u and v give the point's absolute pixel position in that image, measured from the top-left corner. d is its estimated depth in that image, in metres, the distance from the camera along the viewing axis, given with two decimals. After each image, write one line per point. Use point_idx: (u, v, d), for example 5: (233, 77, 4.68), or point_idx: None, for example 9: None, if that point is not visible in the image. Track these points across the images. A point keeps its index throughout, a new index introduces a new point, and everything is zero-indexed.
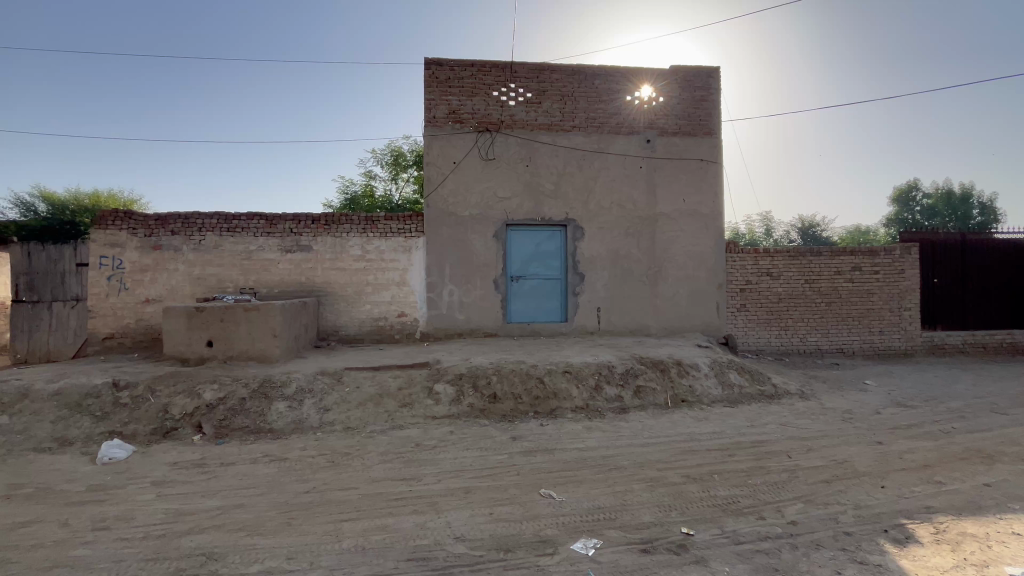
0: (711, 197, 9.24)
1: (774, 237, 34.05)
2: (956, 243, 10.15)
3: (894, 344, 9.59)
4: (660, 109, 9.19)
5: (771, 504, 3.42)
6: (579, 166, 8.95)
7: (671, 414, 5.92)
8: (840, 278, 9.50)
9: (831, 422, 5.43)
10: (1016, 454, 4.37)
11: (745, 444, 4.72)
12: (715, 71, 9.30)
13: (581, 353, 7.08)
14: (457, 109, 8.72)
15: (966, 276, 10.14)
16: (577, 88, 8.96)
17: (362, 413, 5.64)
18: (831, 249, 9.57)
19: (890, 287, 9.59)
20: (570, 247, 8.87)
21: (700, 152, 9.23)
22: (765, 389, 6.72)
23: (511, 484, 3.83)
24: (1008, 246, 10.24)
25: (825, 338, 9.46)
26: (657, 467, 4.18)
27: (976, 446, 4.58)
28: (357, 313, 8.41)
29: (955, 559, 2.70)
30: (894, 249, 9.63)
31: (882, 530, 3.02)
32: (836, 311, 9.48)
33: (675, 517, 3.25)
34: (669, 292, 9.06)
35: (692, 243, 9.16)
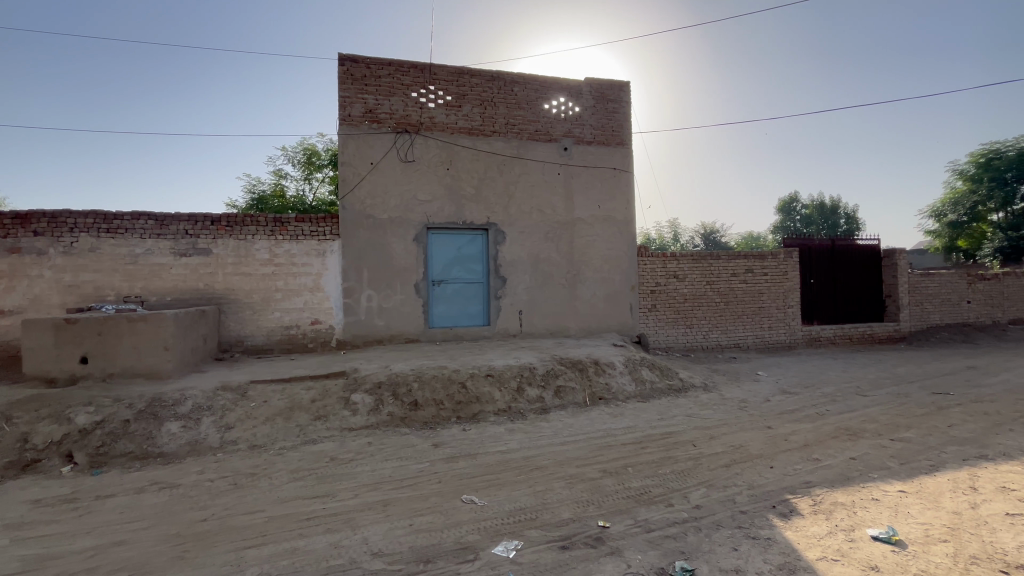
0: (623, 203, 9.77)
1: (681, 242, 36.79)
2: (828, 248, 11.60)
3: (780, 338, 10.74)
4: (576, 119, 9.56)
5: (678, 492, 3.66)
6: (500, 172, 9.04)
7: (589, 412, 6.15)
8: (736, 280, 10.47)
9: (729, 411, 5.95)
10: (875, 430, 5.07)
11: (656, 436, 5.02)
12: (625, 85, 9.87)
13: (503, 356, 7.14)
14: (374, 108, 8.45)
15: (836, 276, 11.62)
16: (496, 94, 9.06)
17: (270, 429, 5.24)
18: (728, 253, 10.52)
19: (777, 287, 10.74)
20: (492, 251, 8.92)
21: (613, 161, 9.74)
22: (673, 383, 7.21)
23: (432, 493, 3.75)
24: (866, 251, 11.91)
25: (723, 334, 10.36)
26: (577, 464, 4.31)
27: (845, 425, 5.25)
28: (265, 322, 7.82)
29: (829, 526, 3.06)
30: (779, 254, 10.81)
31: (771, 506, 3.36)
32: (732, 310, 10.43)
33: (593, 511, 3.36)
34: (587, 294, 9.42)
35: (607, 248, 9.60)
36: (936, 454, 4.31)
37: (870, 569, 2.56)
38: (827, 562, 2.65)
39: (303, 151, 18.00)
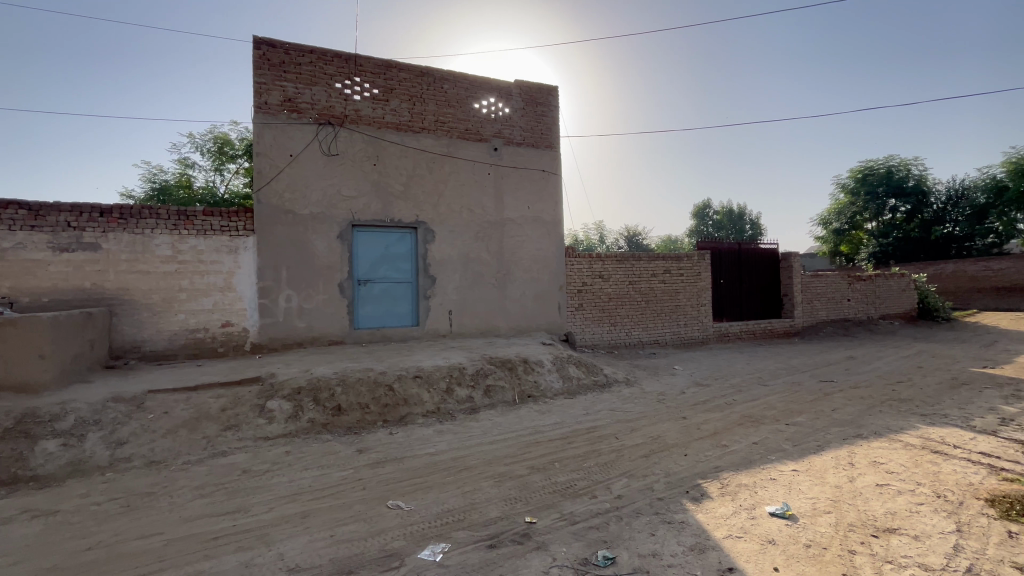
0: (552, 205, 10.00)
1: (606, 244, 38.43)
2: (735, 251, 12.65)
3: (694, 334, 11.53)
4: (506, 120, 9.64)
5: (602, 483, 3.81)
6: (429, 169, 8.89)
7: (518, 409, 6.23)
8: (655, 280, 11.11)
9: (649, 404, 6.30)
10: (774, 416, 5.59)
11: (582, 431, 5.18)
12: (553, 90, 10.12)
13: (432, 356, 7.03)
14: (294, 97, 7.97)
15: (742, 277, 12.70)
16: (425, 90, 8.90)
17: (172, 442, 4.76)
18: (648, 254, 11.13)
19: (691, 287, 11.53)
20: (421, 249, 8.75)
21: (542, 163, 9.94)
22: (598, 379, 7.50)
23: (356, 501, 3.60)
24: (766, 254, 13.13)
25: (644, 331, 10.94)
26: (506, 462, 4.35)
27: (749, 413, 5.74)
28: (167, 325, 7.10)
29: (734, 506, 3.33)
30: (693, 256, 11.61)
31: (685, 491, 3.59)
32: (652, 308, 11.05)
33: (521, 508, 3.40)
34: (517, 294, 9.53)
35: (536, 248, 9.77)
36: (822, 436, 4.83)
37: (768, 543, 2.82)
38: (732, 539, 2.88)
39: (214, 139, 16.57)
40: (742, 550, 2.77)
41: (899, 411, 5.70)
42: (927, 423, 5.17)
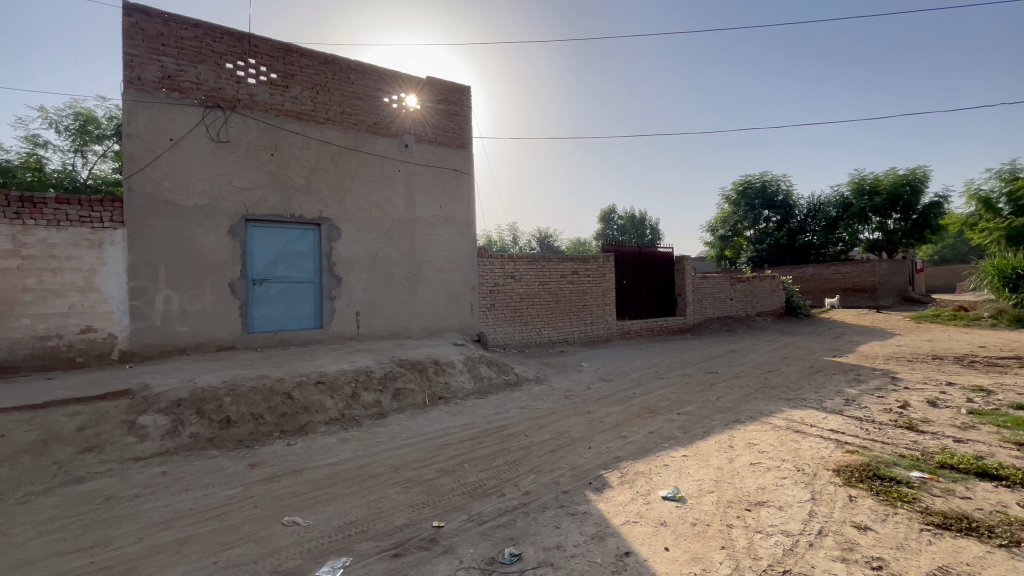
0: (464, 205, 9.96)
1: (519, 245, 39.25)
2: (636, 253, 13.54)
3: (600, 332, 12.16)
4: (417, 117, 9.43)
5: (510, 481, 3.86)
6: (334, 163, 8.41)
7: (428, 412, 6.12)
8: (564, 280, 11.54)
9: (557, 400, 6.52)
10: (668, 407, 6.06)
11: (492, 431, 5.21)
12: (466, 90, 10.09)
13: (336, 360, 6.67)
14: (174, 74, 7.12)
15: (642, 277, 13.63)
16: (330, 79, 8.43)
17: (11, 471, 4.00)
18: (557, 256, 11.53)
19: (598, 287, 12.14)
20: (325, 248, 8.26)
21: (455, 163, 9.86)
22: (509, 377, 7.61)
23: (246, 521, 3.30)
24: (663, 256, 14.22)
25: (554, 330, 11.31)
26: (414, 467, 4.24)
27: (647, 405, 6.16)
28: (6, 333, 5.97)
29: (632, 493, 3.55)
30: (599, 257, 12.24)
31: (588, 483, 3.76)
32: (562, 308, 11.46)
33: (428, 513, 3.34)
34: (428, 294, 9.35)
35: (448, 248, 9.67)
36: (708, 423, 5.32)
37: (660, 525, 3.04)
38: (629, 525, 3.06)
39: (73, 116, 14.27)
40: (638, 534, 2.95)
41: (770, 397, 6.46)
42: (791, 406, 5.92)
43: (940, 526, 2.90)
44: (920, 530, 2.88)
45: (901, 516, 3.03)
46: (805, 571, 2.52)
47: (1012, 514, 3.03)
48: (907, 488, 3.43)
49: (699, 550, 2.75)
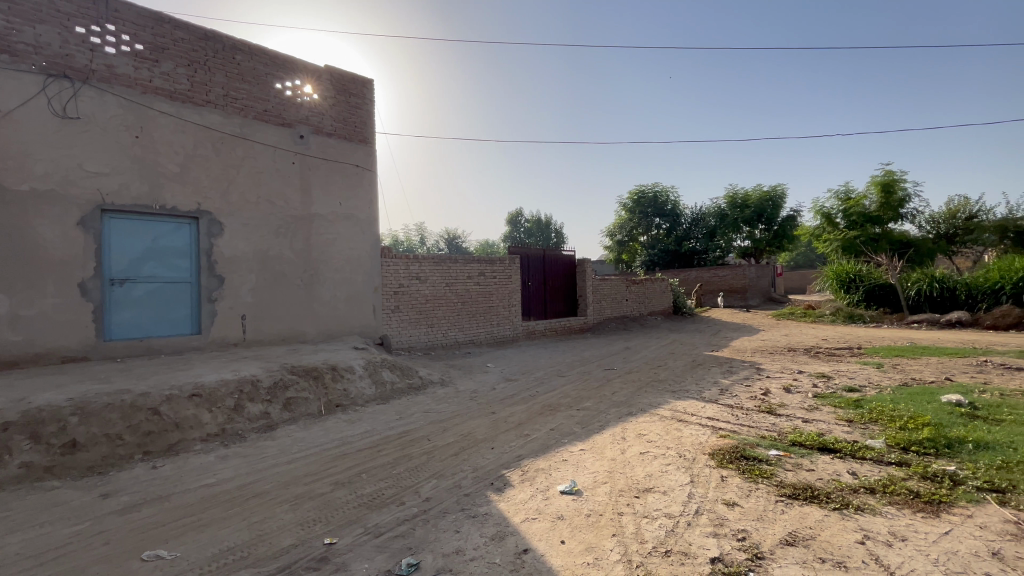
0: (366, 202, 9.53)
1: (426, 246, 38.70)
2: (541, 255, 13.95)
3: (506, 333, 12.34)
4: (314, 107, 8.84)
5: (410, 488, 3.75)
6: (216, 151, 7.58)
7: (323, 421, 5.75)
8: (470, 282, 11.55)
9: (462, 402, 6.48)
10: (568, 403, 6.31)
11: (394, 437, 5.03)
12: (368, 83, 9.69)
13: (216, 369, 6.01)
14: (4, 33, 5.94)
15: (546, 279, 14.08)
16: (211, 57, 7.60)
17: None
18: (464, 257, 11.51)
19: (504, 288, 12.32)
20: (205, 244, 7.42)
21: (356, 158, 9.40)
22: (413, 381, 7.41)
23: (93, 561, 2.83)
24: (566, 259, 14.82)
25: (460, 332, 11.27)
26: (306, 481, 3.94)
27: (548, 402, 6.37)
28: None
29: (531, 490, 3.62)
30: (505, 259, 12.43)
31: (490, 483, 3.78)
32: (468, 309, 11.45)
33: (319, 530, 3.12)
34: (326, 296, 8.79)
35: (349, 247, 9.17)
36: (604, 417, 5.63)
37: (557, 519, 3.14)
38: (528, 522, 3.13)
39: None
40: (536, 530, 3.02)
41: (658, 390, 7.01)
42: (675, 397, 6.48)
43: (790, 496, 3.33)
44: (776, 501, 3.29)
45: (761, 491, 3.44)
46: (684, 549, 2.76)
47: (843, 481, 3.59)
48: (766, 465, 3.91)
49: (592, 540, 2.88)
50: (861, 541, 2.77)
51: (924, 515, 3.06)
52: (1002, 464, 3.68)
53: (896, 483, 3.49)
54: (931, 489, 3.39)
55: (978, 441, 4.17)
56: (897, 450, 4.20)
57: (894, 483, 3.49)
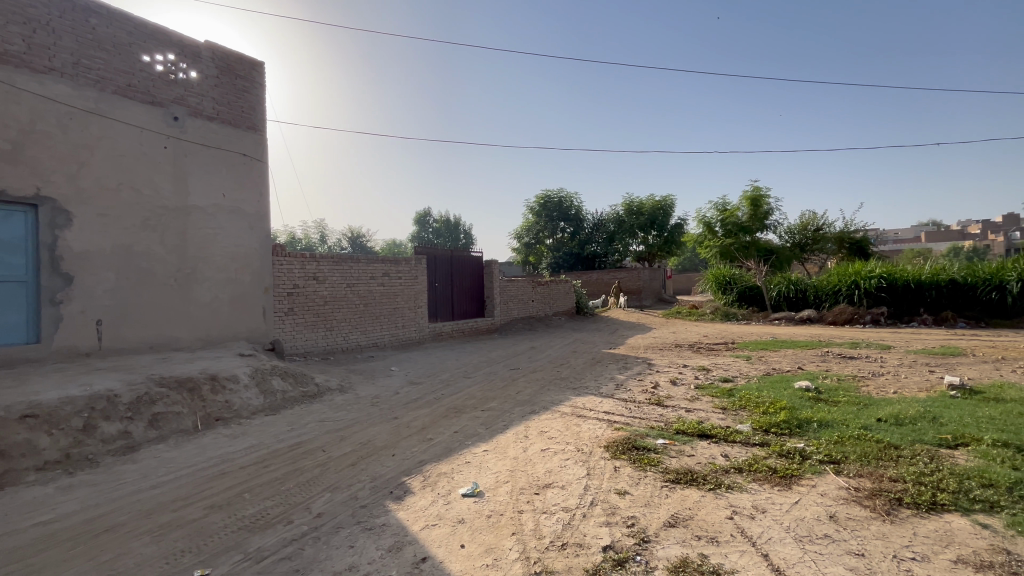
0: (255, 195, 8.71)
1: (327, 244, 36.65)
2: (447, 256, 13.80)
3: (412, 335, 12.03)
4: (191, 86, 7.91)
5: (300, 505, 3.47)
6: (63, 128, 6.45)
7: (200, 438, 5.13)
8: (373, 282, 11.09)
9: (362, 409, 6.17)
10: (473, 405, 6.29)
11: (283, 451, 4.63)
12: (258, 65, 8.90)
13: (59, 385, 5.09)
14: None
15: (453, 280, 13.97)
16: (57, 18, 6.47)
17: None
18: (367, 257, 11.02)
19: (409, 289, 12.00)
20: (47, 237, 6.28)
21: (243, 146, 8.57)
22: (308, 389, 6.90)
23: None
24: (474, 260, 14.81)
25: (362, 334, 10.76)
26: (174, 508, 3.48)
27: (453, 405, 6.29)
28: None
29: (432, 496, 3.54)
30: (411, 259, 12.12)
31: (389, 492, 3.63)
32: (371, 311, 10.97)
33: (188, 562, 2.77)
34: (205, 297, 7.87)
35: (234, 243, 8.31)
36: (508, 416, 5.70)
37: (458, 523, 3.11)
38: (427, 529, 3.05)
39: None
40: (435, 537, 2.95)
41: (560, 387, 7.26)
42: (576, 394, 6.77)
43: (673, 481, 3.63)
44: (660, 486, 3.56)
45: (648, 478, 3.71)
46: (579, 540, 2.87)
47: (717, 463, 3.99)
48: (654, 454, 4.22)
49: (492, 541, 2.89)
50: (730, 516, 3.09)
51: (780, 488, 3.50)
52: (838, 439, 4.34)
53: (759, 462, 3.96)
54: (785, 465, 3.89)
55: (821, 421, 4.87)
56: (761, 432, 4.77)
57: (757, 462, 3.95)
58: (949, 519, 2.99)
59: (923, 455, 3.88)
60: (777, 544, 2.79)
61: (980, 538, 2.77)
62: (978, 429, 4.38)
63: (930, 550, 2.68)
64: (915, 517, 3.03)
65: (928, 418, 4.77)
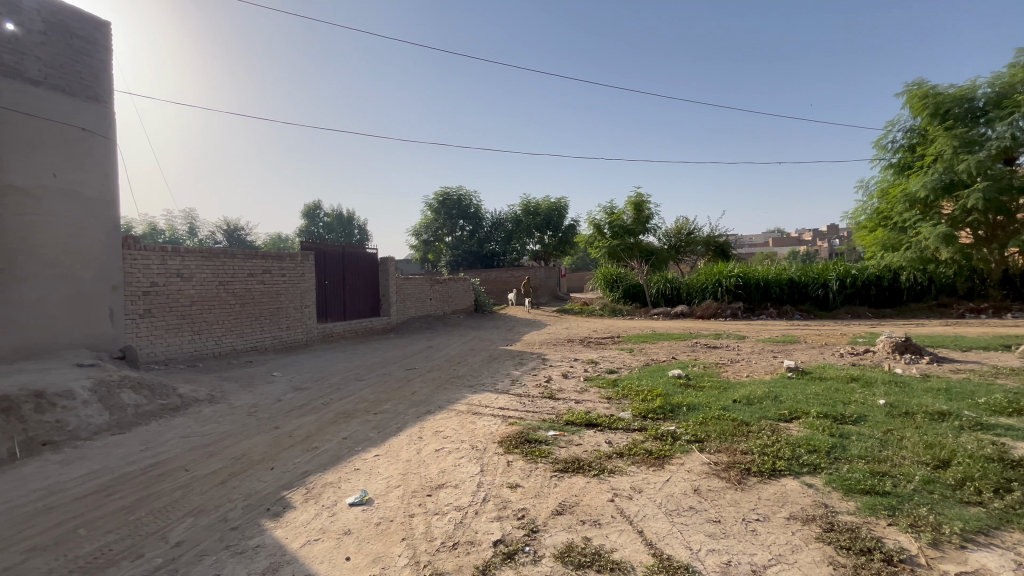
0: (99, 177, 7.44)
1: (197, 236, 32.65)
2: (338, 252, 13.00)
3: (297, 337, 11.12)
4: (9, 41, 6.51)
5: (154, 535, 3.03)
6: None
7: (20, 467, 4.24)
8: (252, 280, 10.09)
9: (236, 420, 5.57)
10: (365, 409, 6.00)
11: (133, 474, 4.00)
12: (102, 25, 7.61)
13: None
14: None
15: (344, 278, 13.18)
16: None
17: None
18: (243, 252, 9.98)
19: (295, 288, 11.10)
20: None
21: (83, 119, 7.28)
22: (169, 401, 6.06)
23: None
24: (367, 258, 14.13)
25: (238, 337, 9.69)
26: None
27: (342, 410, 5.94)
28: None
29: (316, 508, 3.31)
30: (297, 255, 11.22)
31: (265, 510, 3.31)
32: (248, 312, 9.95)
33: None
34: (30, 297, 6.54)
35: (70, 232, 7.01)
36: (401, 418, 5.52)
37: (343, 535, 2.94)
38: (308, 545, 2.84)
39: None
40: (317, 553, 2.76)
41: (456, 385, 7.23)
42: (472, 392, 6.79)
43: (561, 470, 3.80)
44: (549, 476, 3.71)
45: (539, 469, 3.84)
46: (470, 538, 2.87)
47: (602, 450, 4.26)
48: (544, 446, 4.38)
49: (380, 549, 2.78)
50: (611, 499, 3.32)
51: (654, 468, 3.84)
52: (702, 420, 4.88)
53: (637, 446, 4.30)
54: (659, 446, 4.27)
55: (689, 404, 5.45)
56: (640, 418, 5.18)
57: (636, 446, 4.28)
58: (785, 482, 3.52)
59: (766, 429, 4.52)
60: (651, 520, 3.05)
61: (807, 496, 3.30)
62: (807, 404, 5.22)
63: (770, 510, 3.13)
64: (759, 483, 3.53)
65: (770, 397, 5.58)
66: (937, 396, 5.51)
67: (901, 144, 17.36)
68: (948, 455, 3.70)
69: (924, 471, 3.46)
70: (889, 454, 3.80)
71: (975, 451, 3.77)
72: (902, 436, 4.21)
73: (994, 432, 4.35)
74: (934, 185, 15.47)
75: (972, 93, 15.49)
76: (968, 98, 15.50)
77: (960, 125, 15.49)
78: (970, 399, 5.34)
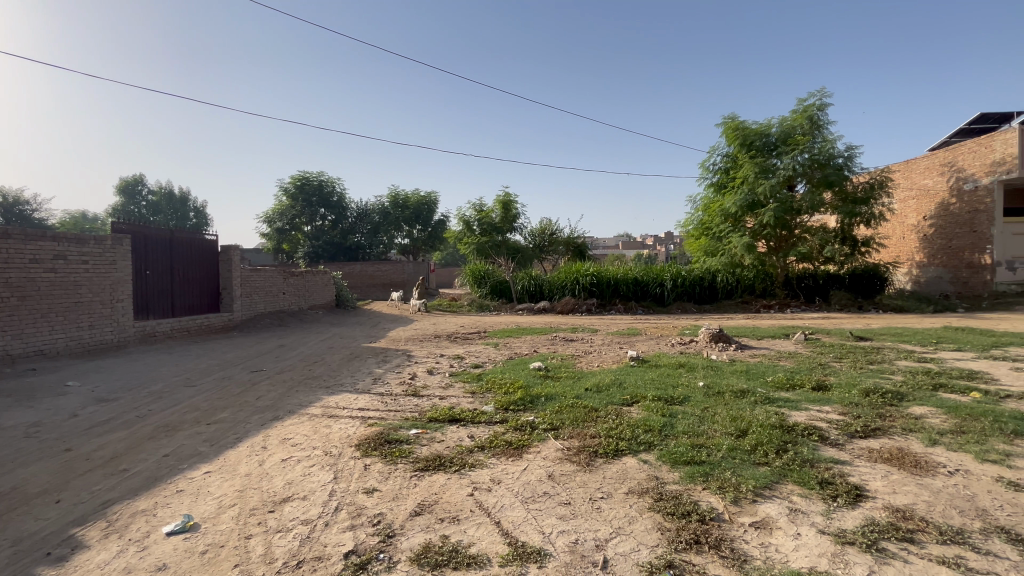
0: None
1: None
2: (163, 237, 11.06)
3: (105, 337, 9.16)
4: None
5: None
6: None
7: None
8: (36, 267, 8.05)
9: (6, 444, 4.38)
10: (194, 419, 5.17)
11: None
12: None
13: None
14: None
15: (172, 268, 11.25)
16: None
17: None
18: (23, 231, 7.93)
19: (101, 278, 9.13)
20: None
21: None
22: None
23: None
24: (204, 245, 12.26)
25: (13, 339, 7.65)
26: None
27: (164, 423, 5.04)
28: None
29: (119, 545, 2.74)
30: (105, 239, 9.26)
31: (43, 556, 2.64)
32: (29, 306, 7.91)
33: None
34: None
35: None
36: (241, 428, 4.88)
37: (155, 571, 2.49)
38: None
39: None
40: None
41: (311, 387, 6.66)
42: (329, 393, 6.30)
43: (422, 469, 3.72)
44: (409, 477, 3.59)
45: (398, 471, 3.70)
46: (317, 553, 2.64)
47: (464, 445, 4.27)
48: (405, 445, 4.25)
49: None
50: (470, 493, 3.34)
51: (513, 458, 3.98)
52: (558, 409, 5.21)
53: (498, 438, 4.41)
54: (518, 437, 4.44)
55: (547, 395, 5.76)
56: (503, 410, 5.32)
57: (497, 439, 4.38)
58: (626, 460, 3.92)
59: (611, 413, 5.00)
60: (508, 509, 3.15)
61: (642, 471, 3.71)
62: (645, 389, 5.91)
63: (612, 488, 3.45)
64: (605, 463, 3.87)
65: (615, 384, 6.18)
66: (740, 376, 6.68)
67: (719, 167, 20.63)
68: (746, 426, 4.48)
69: (729, 441, 4.14)
70: (705, 428, 4.48)
71: (764, 420, 4.63)
72: (715, 412, 4.98)
73: (777, 403, 5.41)
74: (741, 204, 18.80)
75: (768, 130, 19.03)
76: (765, 134, 19.03)
77: (760, 155, 18.97)
78: (761, 378, 6.57)
